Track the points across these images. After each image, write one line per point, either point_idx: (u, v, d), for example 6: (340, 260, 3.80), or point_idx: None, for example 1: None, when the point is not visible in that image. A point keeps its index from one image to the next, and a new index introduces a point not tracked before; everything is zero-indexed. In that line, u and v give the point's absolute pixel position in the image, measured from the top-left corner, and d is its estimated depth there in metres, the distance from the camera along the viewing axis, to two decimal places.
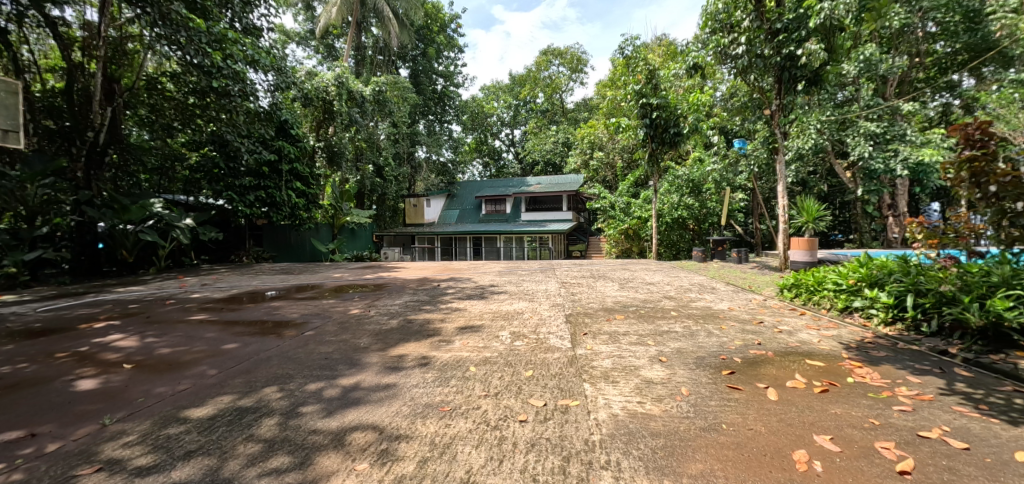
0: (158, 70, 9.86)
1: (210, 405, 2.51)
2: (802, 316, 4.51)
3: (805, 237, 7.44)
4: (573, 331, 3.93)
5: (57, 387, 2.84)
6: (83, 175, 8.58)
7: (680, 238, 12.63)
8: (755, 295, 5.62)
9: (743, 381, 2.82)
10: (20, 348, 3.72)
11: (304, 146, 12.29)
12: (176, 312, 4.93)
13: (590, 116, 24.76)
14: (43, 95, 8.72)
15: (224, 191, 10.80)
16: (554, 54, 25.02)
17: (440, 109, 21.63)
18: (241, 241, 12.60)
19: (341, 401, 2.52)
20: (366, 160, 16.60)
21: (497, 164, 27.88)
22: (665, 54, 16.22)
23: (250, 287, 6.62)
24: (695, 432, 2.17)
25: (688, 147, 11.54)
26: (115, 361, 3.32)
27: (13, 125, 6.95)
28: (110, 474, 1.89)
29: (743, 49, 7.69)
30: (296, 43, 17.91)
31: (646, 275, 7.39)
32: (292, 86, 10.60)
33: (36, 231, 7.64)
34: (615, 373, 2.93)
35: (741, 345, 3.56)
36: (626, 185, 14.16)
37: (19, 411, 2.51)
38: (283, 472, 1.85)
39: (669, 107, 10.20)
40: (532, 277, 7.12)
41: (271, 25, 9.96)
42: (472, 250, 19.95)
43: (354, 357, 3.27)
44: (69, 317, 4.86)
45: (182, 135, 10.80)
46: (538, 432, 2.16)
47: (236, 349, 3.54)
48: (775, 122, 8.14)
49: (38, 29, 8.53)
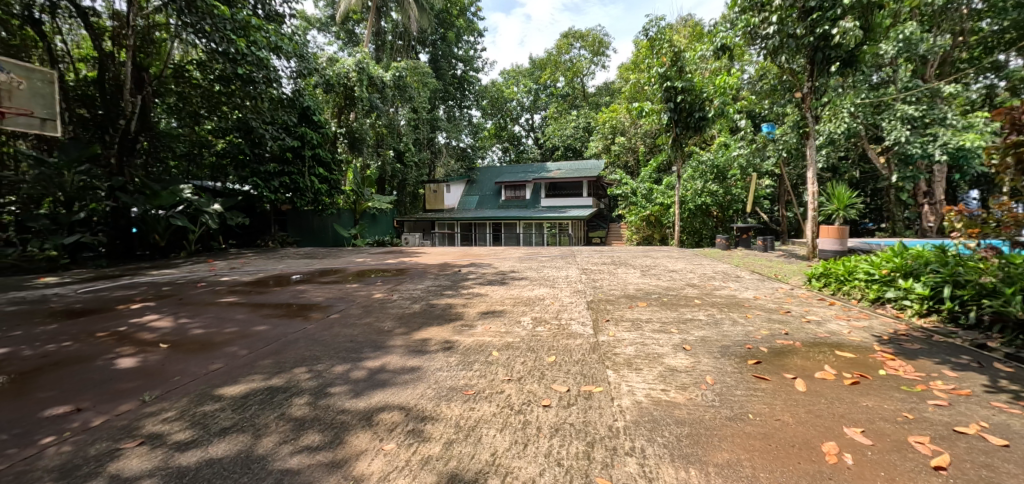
0: (184, 58, 10.03)
1: (242, 384, 2.60)
2: (832, 307, 4.38)
3: (835, 226, 7.20)
4: (595, 317, 3.91)
5: (100, 365, 2.98)
6: (117, 162, 8.98)
7: (703, 225, 12.30)
8: (782, 284, 5.46)
9: (770, 371, 2.76)
10: (63, 327, 3.91)
11: (326, 133, 12.39)
12: (207, 295, 5.10)
13: (611, 100, 24.41)
14: (78, 84, 9.07)
15: (250, 178, 10.93)
16: (575, 37, 24.44)
17: (459, 94, 21.56)
18: (267, 226, 12.84)
19: (367, 382, 2.56)
20: (387, 146, 16.65)
21: (517, 149, 27.69)
22: (690, 35, 15.76)
23: (276, 271, 6.78)
24: (721, 421, 2.14)
25: (713, 132, 11.24)
26: (151, 341, 3.46)
27: (50, 114, 7.78)
28: (152, 447, 1.98)
29: (773, 30, 7.38)
30: (317, 29, 17.97)
31: (668, 262, 7.27)
32: (314, 73, 10.75)
33: (74, 216, 8.03)
34: (638, 360, 2.90)
35: (767, 334, 3.48)
36: (648, 171, 13.90)
37: (66, 386, 2.66)
38: (315, 450, 1.91)
39: (695, 91, 9.91)
40: (552, 263, 7.09)
41: (293, 11, 9.94)
42: (492, 236, 19.99)
43: (378, 340, 3.32)
44: (108, 298, 5.07)
45: (208, 123, 10.91)
46: (561, 417, 2.16)
47: (265, 331, 3.63)
48: (805, 105, 7.87)
49: (70, 20, 8.75)
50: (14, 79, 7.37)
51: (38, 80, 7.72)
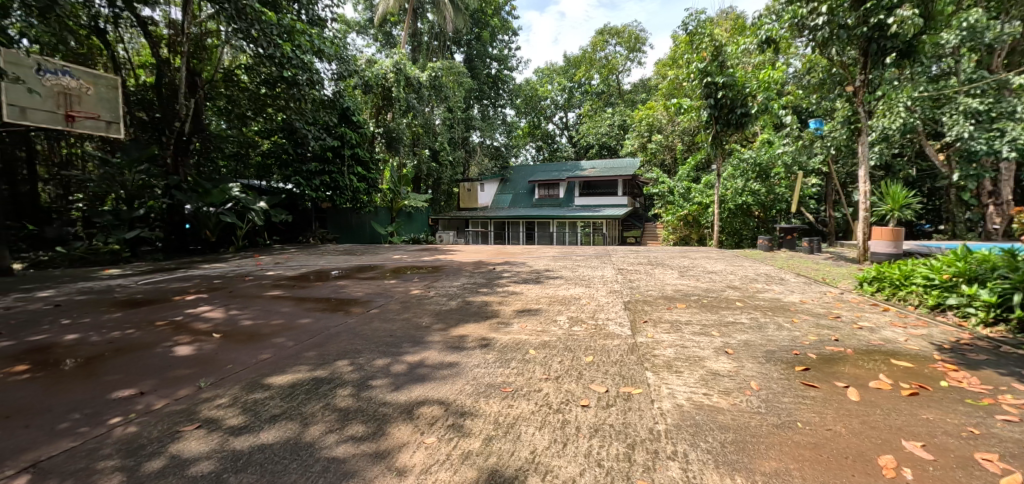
0: (233, 63, 10.56)
1: (290, 374, 2.72)
2: (886, 313, 4.13)
3: (889, 227, 6.80)
4: (633, 318, 3.84)
5: (160, 351, 3.18)
6: (173, 162, 9.53)
7: (744, 226, 11.88)
8: (830, 288, 5.20)
9: (819, 379, 2.64)
10: (126, 316, 4.20)
11: (364, 133, 12.72)
12: (254, 288, 5.35)
13: (647, 97, 23.93)
14: (138, 89, 9.74)
15: (293, 176, 11.38)
16: (610, 33, 24.04)
17: (493, 93, 21.69)
18: (308, 223, 13.33)
19: (407, 376, 2.62)
20: (422, 145, 16.95)
21: (550, 147, 27.59)
22: (732, 29, 15.23)
23: (317, 267, 7.03)
24: (768, 428, 2.06)
25: (756, 128, 10.83)
26: (205, 330, 3.66)
27: (114, 117, 8.43)
28: (209, 431, 2.10)
29: (823, 20, 7.00)
30: (356, 32, 18.48)
31: (707, 263, 7.06)
32: (354, 75, 11.04)
33: (134, 212, 8.54)
34: (679, 363, 2.83)
35: (816, 340, 3.33)
36: (685, 169, 13.53)
37: (130, 371, 2.85)
38: (359, 440, 1.97)
39: (737, 86, 9.55)
40: (587, 263, 7.02)
41: (334, 15, 10.28)
42: (525, 234, 20.01)
43: (416, 335, 3.39)
44: (165, 290, 5.41)
45: (255, 125, 11.49)
46: (601, 417, 2.14)
47: (308, 324, 3.78)
48: (857, 99, 7.47)
49: (131, 29, 9.34)
50: (82, 85, 7.98)
51: (104, 86, 8.32)
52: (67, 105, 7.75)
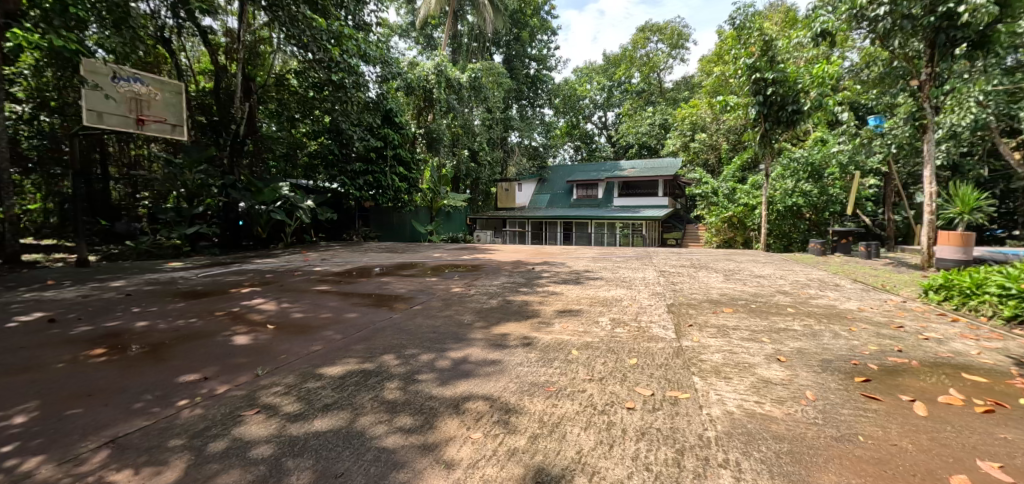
0: (284, 68, 11.10)
1: (340, 365, 2.83)
2: (955, 323, 3.83)
3: (958, 231, 6.31)
4: (677, 321, 3.75)
5: (221, 340, 3.40)
6: (228, 162, 10.07)
7: (794, 228, 11.30)
8: (892, 296, 4.87)
9: (881, 391, 2.48)
10: (189, 306, 4.50)
11: (406, 133, 13.05)
12: (303, 282, 5.60)
13: (690, 95, 23.26)
14: (199, 94, 10.45)
15: (338, 176, 11.83)
16: (652, 30, 23.54)
17: (532, 93, 21.74)
18: (352, 221, 13.83)
19: (452, 372, 2.67)
20: (462, 145, 17.17)
21: (589, 147, 27.36)
22: (783, 22, 14.59)
23: (361, 263, 7.28)
24: (826, 440, 1.96)
25: (809, 126, 10.35)
26: (260, 321, 3.88)
27: (179, 121, 9.10)
28: (268, 416, 2.22)
29: (884, 11, 6.54)
30: (399, 36, 19.00)
31: (755, 267, 6.80)
32: (396, 77, 11.31)
33: (194, 210, 9.08)
34: (728, 369, 2.74)
35: (876, 350, 3.13)
36: (731, 169, 13.08)
37: (195, 357, 3.05)
38: (407, 431, 2.03)
39: (788, 82, 9.14)
40: (628, 264, 6.91)
41: (378, 20, 10.57)
42: (563, 235, 19.92)
43: (459, 332, 3.45)
44: (222, 282, 5.75)
45: (303, 127, 12.05)
46: (647, 421, 2.10)
47: (355, 318, 3.93)
48: (922, 94, 7.00)
49: (193, 38, 9.95)
50: (151, 91, 8.59)
51: (169, 92, 8.96)
52: (139, 109, 8.34)
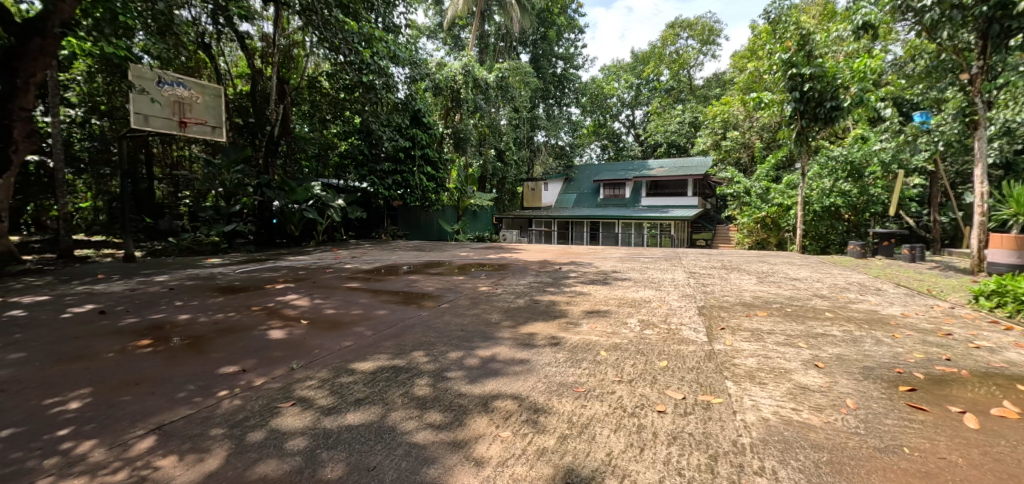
0: (317, 70, 11.42)
1: (371, 361, 2.90)
2: (1010, 332, 3.59)
3: (1013, 234, 5.97)
4: (708, 324, 3.67)
5: (258, 334, 3.53)
6: (264, 162, 10.39)
7: (832, 230, 10.81)
8: (938, 301, 4.62)
9: (928, 401, 2.36)
10: (228, 301, 4.69)
11: (434, 134, 13.21)
12: (334, 279, 5.76)
13: (722, 92, 22.65)
14: (237, 97, 10.91)
15: (367, 176, 12.10)
16: (682, 26, 23.04)
17: (559, 92, 21.65)
18: (380, 220, 14.14)
19: (480, 370, 2.69)
20: (488, 145, 17.22)
21: (616, 146, 27.06)
22: (821, 15, 14.04)
23: (389, 261, 7.42)
24: (868, 451, 1.88)
25: (848, 123, 9.94)
26: (294, 317, 4.01)
27: (218, 123, 9.47)
28: (303, 409, 2.29)
29: (931, 1, 6.24)
30: (427, 37, 19.25)
31: (789, 269, 6.59)
32: (425, 78, 11.44)
33: (231, 208, 9.42)
34: (762, 374, 2.67)
35: (922, 359, 2.98)
36: (765, 168, 12.71)
37: (234, 349, 3.19)
38: (437, 428, 2.06)
39: (826, 77, 8.78)
40: (657, 265, 6.80)
41: (407, 21, 10.72)
42: (589, 235, 19.78)
43: (486, 331, 3.47)
44: (258, 278, 5.97)
45: (334, 127, 12.37)
46: (679, 425, 2.07)
47: (385, 314, 4.01)
48: (973, 88, 6.64)
49: (231, 43, 10.34)
50: (193, 95, 8.97)
51: (210, 94, 9.32)
52: (181, 112, 8.73)
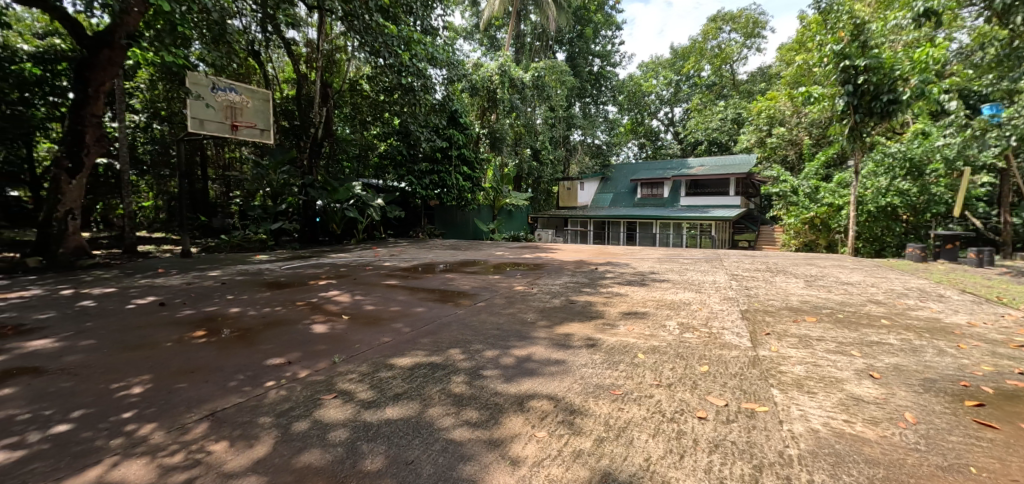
0: (358, 74, 11.80)
1: (409, 357, 2.97)
2: None
3: None
4: (752, 329, 3.53)
5: (303, 328, 3.69)
6: (308, 163, 10.87)
7: (888, 231, 10.24)
8: (1011, 310, 4.25)
9: (998, 418, 2.18)
10: (274, 295, 4.93)
11: (470, 134, 13.34)
12: (374, 276, 5.94)
13: (767, 87, 21.68)
14: (283, 102, 11.45)
15: (406, 176, 12.41)
16: (725, 19, 22.16)
17: (595, 90, 21.39)
18: (418, 219, 14.49)
19: (516, 369, 2.71)
20: (524, 144, 17.22)
21: (654, 144, 26.48)
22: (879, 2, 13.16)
23: (426, 259, 7.57)
24: (929, 470, 1.76)
25: (908, 117, 9.30)
26: (336, 312, 4.17)
27: (266, 125, 9.98)
28: (344, 401, 2.38)
29: None
30: (464, 38, 19.48)
31: (841, 273, 6.24)
32: (461, 79, 11.60)
33: (277, 207, 9.96)
34: (811, 383, 2.55)
35: (992, 371, 2.75)
36: (814, 166, 12.10)
37: (280, 342, 3.35)
38: (473, 425, 2.09)
39: (883, 69, 8.24)
40: (697, 267, 6.61)
41: (445, 23, 10.89)
42: (626, 235, 19.47)
43: (522, 330, 3.48)
44: (302, 274, 6.24)
45: (374, 129, 12.75)
46: (721, 432, 2.01)
47: (422, 312, 4.11)
48: None
49: (278, 49, 10.85)
50: (243, 99, 9.46)
51: (258, 99, 9.80)
52: (234, 116, 9.24)
